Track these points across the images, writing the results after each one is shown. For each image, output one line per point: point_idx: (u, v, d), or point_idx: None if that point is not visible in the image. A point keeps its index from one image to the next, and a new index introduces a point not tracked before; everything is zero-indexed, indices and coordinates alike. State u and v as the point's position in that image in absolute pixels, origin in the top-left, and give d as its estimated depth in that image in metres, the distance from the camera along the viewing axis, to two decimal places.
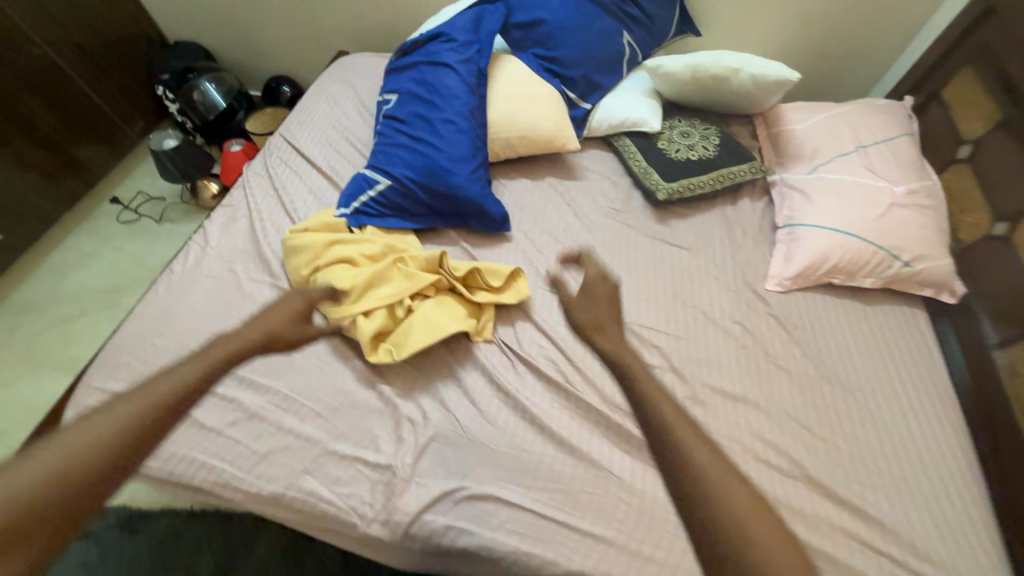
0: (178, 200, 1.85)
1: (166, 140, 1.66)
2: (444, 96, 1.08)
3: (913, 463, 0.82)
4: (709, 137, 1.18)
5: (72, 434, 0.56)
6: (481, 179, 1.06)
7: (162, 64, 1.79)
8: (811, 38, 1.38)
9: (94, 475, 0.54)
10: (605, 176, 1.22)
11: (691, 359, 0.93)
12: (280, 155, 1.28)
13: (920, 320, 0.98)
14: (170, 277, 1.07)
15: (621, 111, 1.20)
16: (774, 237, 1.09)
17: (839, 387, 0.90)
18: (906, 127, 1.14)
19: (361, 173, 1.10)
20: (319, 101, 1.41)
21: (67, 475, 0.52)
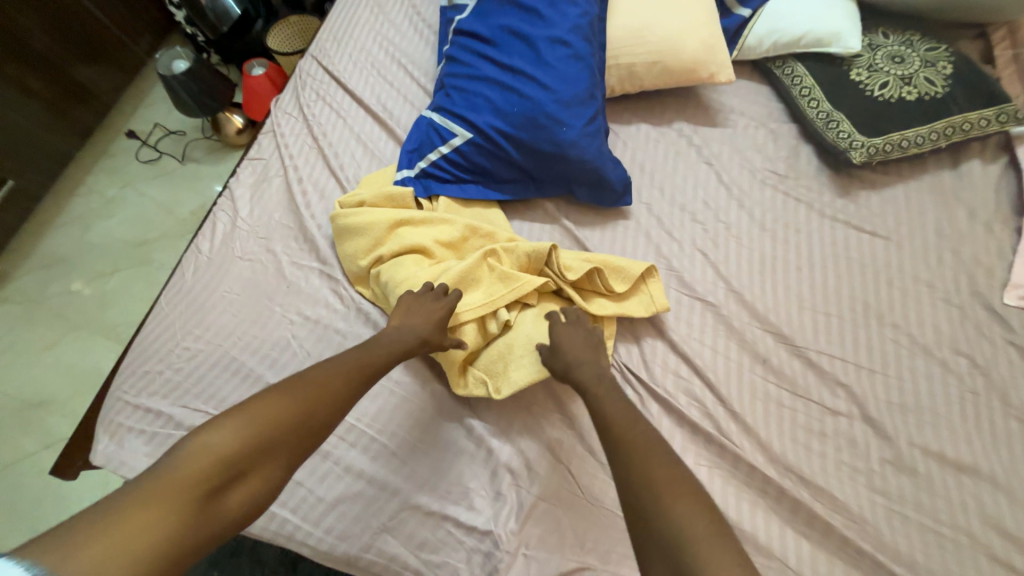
0: (200, 135, 1.59)
1: (177, 61, 1.36)
2: (551, 3, 0.76)
3: None
4: (936, 64, 0.79)
5: (278, 390, 0.51)
6: (598, 130, 0.77)
7: None
8: None
9: (325, 421, 0.52)
10: (759, 121, 0.86)
11: (892, 405, 0.67)
12: (314, 86, 0.97)
13: None
14: (197, 257, 0.85)
15: (799, 22, 0.82)
16: (1018, 223, 0.75)
17: None
18: None
19: (428, 119, 0.81)
20: (359, 7, 1.05)
21: (310, 413, 0.51)
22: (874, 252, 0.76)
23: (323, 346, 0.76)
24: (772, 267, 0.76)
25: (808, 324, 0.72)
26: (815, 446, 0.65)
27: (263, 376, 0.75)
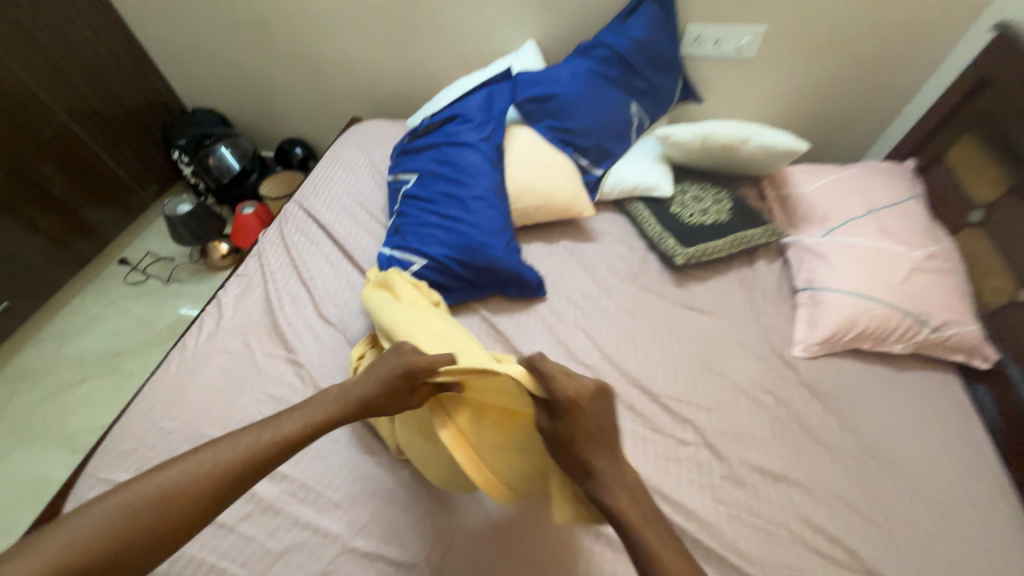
0: (187, 260, 1.85)
1: (181, 204, 1.67)
2: (469, 173, 1.11)
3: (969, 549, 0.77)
4: (721, 201, 1.20)
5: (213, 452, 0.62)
6: (515, 249, 1.09)
7: (180, 131, 1.84)
8: (809, 103, 1.44)
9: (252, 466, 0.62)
10: (619, 239, 1.22)
11: (725, 434, 0.89)
12: (296, 223, 1.29)
13: (953, 386, 0.96)
14: (182, 352, 1.04)
15: (633, 177, 1.23)
16: (794, 300, 1.09)
17: (881, 463, 0.86)
18: (912, 188, 1.16)
19: (389, 255, 1.09)
20: (334, 169, 1.43)
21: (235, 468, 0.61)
22: (703, 324, 1.05)
23: None
24: (634, 337, 1.03)
25: (662, 377, 0.97)
26: (672, 470, 0.85)
27: None
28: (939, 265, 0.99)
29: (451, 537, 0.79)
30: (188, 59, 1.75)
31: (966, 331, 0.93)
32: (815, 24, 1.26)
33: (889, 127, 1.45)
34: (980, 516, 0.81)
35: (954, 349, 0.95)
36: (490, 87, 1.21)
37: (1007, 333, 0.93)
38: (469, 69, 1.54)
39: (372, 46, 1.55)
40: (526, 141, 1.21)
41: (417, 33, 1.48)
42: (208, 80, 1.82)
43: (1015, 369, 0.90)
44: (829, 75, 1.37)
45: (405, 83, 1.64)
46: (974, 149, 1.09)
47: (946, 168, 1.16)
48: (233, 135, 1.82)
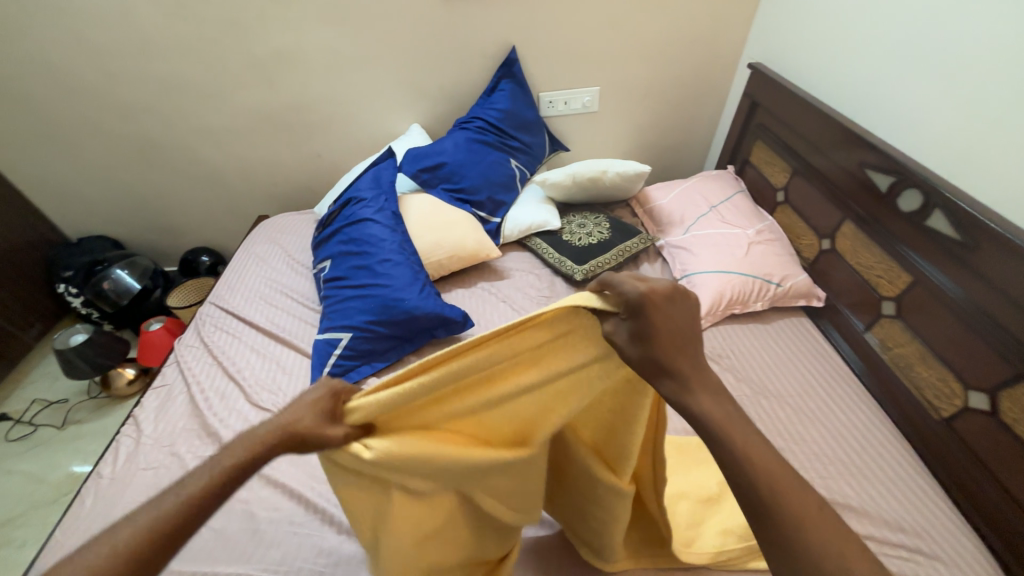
0: (85, 396, 1.68)
1: (75, 335, 1.55)
2: (372, 243, 1.21)
3: (854, 448, 0.94)
4: (601, 223, 1.43)
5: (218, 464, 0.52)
6: (430, 294, 1.17)
7: (66, 262, 1.76)
8: (651, 137, 1.80)
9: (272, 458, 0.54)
10: (527, 271, 1.38)
11: None
12: (213, 322, 1.28)
13: (808, 326, 1.19)
14: (98, 483, 0.96)
15: (526, 218, 1.43)
16: None
17: (774, 399, 1.03)
18: (735, 186, 1.48)
19: (321, 338, 1.14)
20: (246, 265, 1.46)
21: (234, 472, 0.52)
22: None
23: (226, 517, 0.88)
24: None
25: None
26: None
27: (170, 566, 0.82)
28: (768, 237, 1.28)
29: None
30: (71, 190, 1.72)
31: (798, 280, 1.20)
32: (634, 79, 1.62)
33: (712, 146, 1.85)
34: (855, 419, 0.99)
35: (797, 296, 1.20)
36: (376, 167, 1.35)
37: (827, 275, 1.20)
38: (365, 155, 1.71)
39: (269, 149, 1.66)
40: (425, 204, 1.36)
41: (311, 132, 1.63)
42: (94, 208, 1.77)
43: (840, 300, 1.16)
44: (657, 116, 1.74)
45: (306, 177, 1.75)
46: (764, 150, 1.44)
47: (754, 167, 1.51)
48: (129, 255, 1.76)
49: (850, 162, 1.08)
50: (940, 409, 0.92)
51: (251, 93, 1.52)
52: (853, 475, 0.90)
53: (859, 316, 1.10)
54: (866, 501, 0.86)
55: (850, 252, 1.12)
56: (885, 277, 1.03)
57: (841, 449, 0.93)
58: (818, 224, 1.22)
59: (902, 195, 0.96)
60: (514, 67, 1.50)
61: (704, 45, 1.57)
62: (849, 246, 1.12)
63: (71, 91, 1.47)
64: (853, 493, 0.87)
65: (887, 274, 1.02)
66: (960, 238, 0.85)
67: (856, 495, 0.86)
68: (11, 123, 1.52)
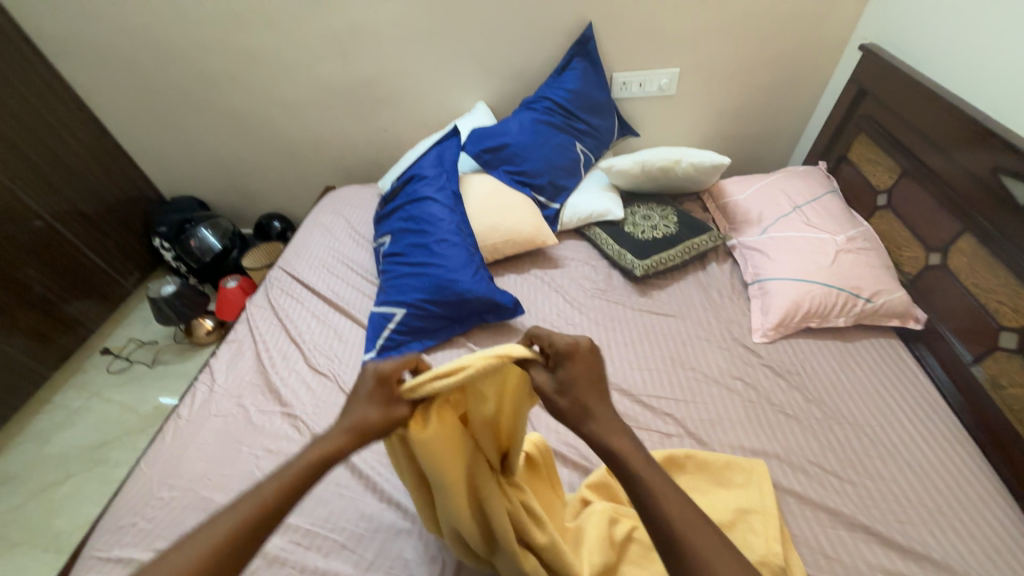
0: (172, 340, 1.87)
1: (164, 286, 1.71)
2: (431, 222, 1.21)
3: (943, 493, 0.83)
4: (668, 216, 1.34)
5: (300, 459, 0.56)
6: (483, 277, 1.16)
7: (161, 218, 1.94)
8: (732, 125, 1.65)
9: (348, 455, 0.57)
10: (584, 261, 1.33)
11: (705, 422, 0.96)
12: (280, 286, 1.36)
13: (899, 349, 1.05)
14: (177, 423, 1.07)
15: (587, 206, 1.37)
16: (747, 294, 1.20)
17: (848, 426, 0.93)
18: (827, 185, 1.33)
19: (376, 311, 1.18)
20: (313, 233, 1.53)
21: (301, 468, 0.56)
22: (668, 326, 1.15)
23: None
24: (607, 345, 1.11)
25: (640, 378, 1.04)
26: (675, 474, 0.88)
27: None
28: (861, 245, 1.14)
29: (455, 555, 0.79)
30: (167, 153, 1.88)
31: (894, 297, 1.06)
32: (719, 60, 1.48)
33: (802, 138, 1.67)
34: (946, 460, 0.87)
35: (890, 315, 1.07)
36: (439, 145, 1.34)
37: (930, 294, 1.05)
38: (430, 132, 1.72)
39: (340, 122, 1.71)
40: (485, 186, 1.34)
41: (380, 107, 1.66)
42: (186, 170, 1.93)
43: (943, 324, 1.01)
44: (742, 102, 1.59)
45: (373, 152, 1.80)
46: (868, 145, 1.27)
47: (852, 164, 1.34)
48: (213, 216, 1.91)
49: (979, 166, 0.92)
50: None
51: (327, 66, 1.56)
52: (937, 523, 0.80)
53: (967, 345, 0.96)
54: (950, 555, 0.76)
55: (964, 271, 0.97)
56: (1008, 304, 0.88)
57: (925, 493, 0.83)
58: (927, 235, 1.06)
59: None
60: (589, 44, 1.42)
61: (807, 22, 1.39)
62: (965, 265, 0.97)
63: (170, 61, 1.58)
64: (934, 544, 0.77)
65: (1011, 301, 0.87)
66: None
67: (938, 547, 0.77)
68: (121, 89, 1.68)
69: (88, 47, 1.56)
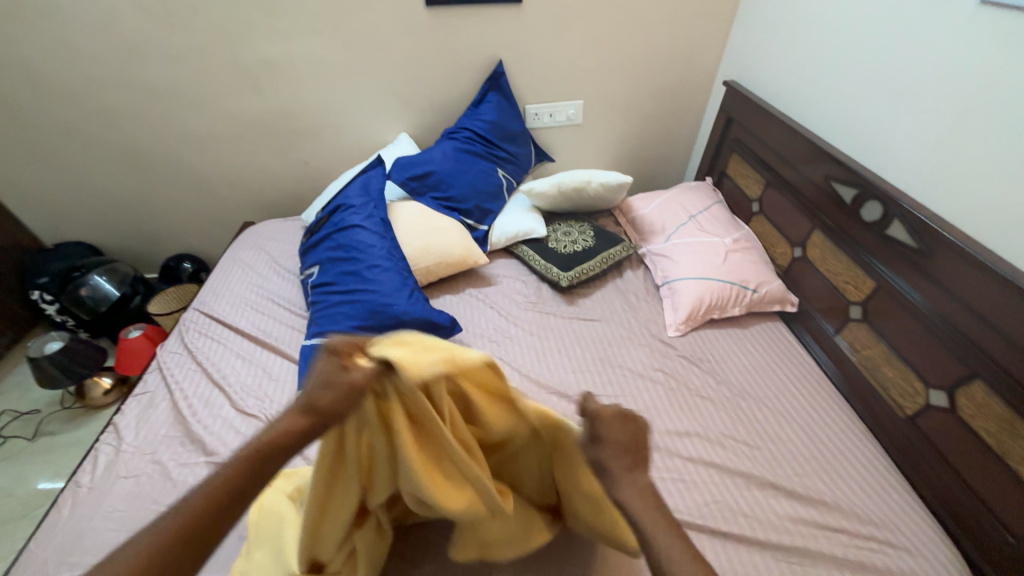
0: (58, 407, 1.62)
1: (49, 342, 1.51)
2: (361, 249, 1.22)
3: (827, 446, 0.99)
4: (585, 231, 1.47)
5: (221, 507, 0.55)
6: (419, 299, 1.18)
7: (40, 268, 1.70)
8: (632, 150, 1.86)
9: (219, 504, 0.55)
10: (515, 278, 1.41)
11: (634, 412, 1.05)
12: (198, 328, 1.26)
13: (782, 329, 1.25)
14: (75, 493, 0.94)
15: (512, 226, 1.46)
16: (659, 295, 1.35)
17: (751, 400, 1.07)
18: (714, 196, 1.55)
19: (308, 344, 1.14)
20: (231, 271, 1.44)
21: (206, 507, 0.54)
22: (596, 329, 1.25)
23: None
24: (544, 353, 1.18)
25: (574, 380, 1.12)
26: None
27: None
28: (744, 245, 1.34)
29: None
30: (48, 197, 1.68)
31: (773, 286, 1.26)
32: (616, 94, 1.69)
33: (690, 160, 1.94)
34: (827, 418, 1.04)
35: (772, 302, 1.26)
36: (365, 175, 1.36)
37: (799, 281, 1.26)
38: (353, 163, 1.73)
39: (256, 157, 1.67)
40: (414, 212, 1.38)
41: (299, 140, 1.64)
42: (72, 215, 1.74)
43: (811, 305, 1.22)
44: (638, 130, 1.81)
45: (295, 185, 1.76)
46: (739, 162, 1.51)
47: (730, 179, 1.58)
48: (108, 261, 1.73)
49: (818, 176, 1.15)
50: (905, 407, 0.97)
51: (240, 101, 1.53)
52: (825, 470, 0.95)
53: (830, 320, 1.16)
54: (838, 495, 0.91)
55: (819, 260, 1.18)
56: (852, 283, 1.09)
57: (814, 446, 0.98)
58: (790, 233, 1.29)
59: (864, 206, 1.02)
60: (501, 79, 1.55)
61: (682, 62, 1.65)
62: (819, 254, 1.18)
63: (52, 97, 1.45)
64: (826, 489, 0.92)
65: (854, 281, 1.08)
66: (917, 246, 0.91)
67: (830, 491, 0.91)
68: None
69: None
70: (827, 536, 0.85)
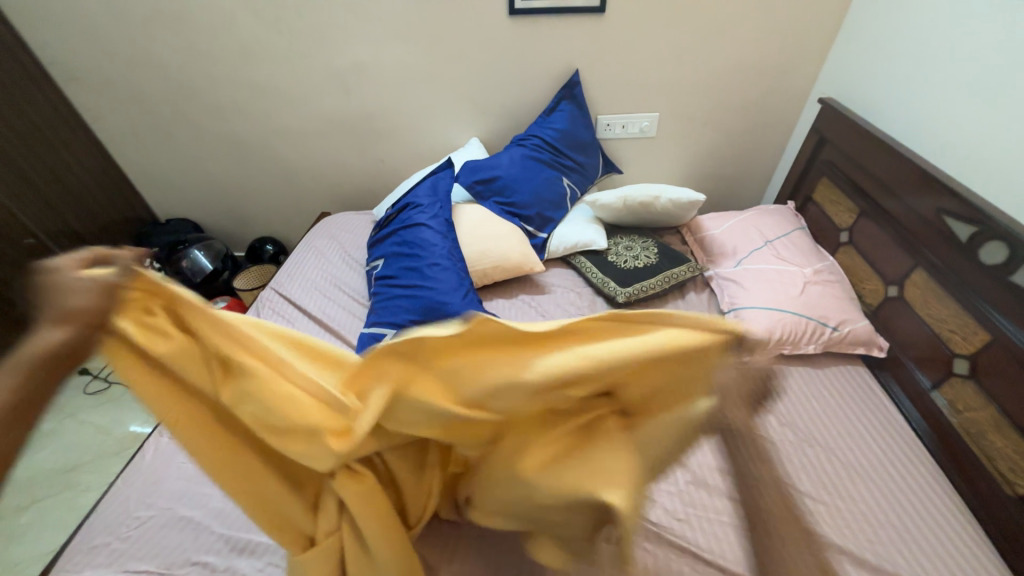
0: None
1: None
2: (424, 247, 1.26)
3: (911, 514, 0.86)
4: (648, 248, 1.42)
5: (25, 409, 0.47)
6: (473, 300, 1.20)
7: (153, 239, 1.94)
8: (707, 167, 1.77)
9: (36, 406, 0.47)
10: (570, 288, 1.38)
11: None
12: (272, 306, 1.37)
13: (864, 375, 1.12)
14: (158, 442, 1.05)
15: (572, 236, 1.44)
16: None
17: (820, 449, 0.97)
18: (795, 221, 1.43)
19: (366, 332, 1.20)
20: (306, 257, 1.56)
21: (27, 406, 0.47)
22: None
23: None
24: None
25: None
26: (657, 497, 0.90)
27: (210, 529, 0.88)
28: (827, 277, 1.22)
29: (427, 557, 0.79)
30: (166, 179, 1.92)
31: (858, 326, 1.13)
32: (695, 108, 1.62)
33: (771, 180, 1.80)
34: (913, 482, 0.91)
35: (856, 343, 1.14)
36: (435, 175, 1.41)
37: (891, 324, 1.12)
38: (424, 164, 1.80)
39: (338, 153, 1.79)
40: (477, 215, 1.41)
41: (378, 140, 1.74)
42: (183, 196, 1.97)
43: (903, 352, 1.08)
44: (716, 146, 1.72)
45: (370, 181, 1.87)
46: (829, 186, 1.38)
47: (816, 205, 1.45)
48: (207, 238, 1.94)
49: (926, 208, 1.02)
50: (1018, 485, 0.82)
51: (331, 101, 1.65)
52: (907, 543, 0.83)
53: (927, 372, 1.02)
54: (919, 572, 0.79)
55: (919, 302, 1.05)
56: (959, 333, 0.95)
57: (894, 513, 0.87)
58: (884, 269, 1.15)
59: (984, 246, 0.89)
60: (575, 89, 1.54)
61: (771, 77, 1.54)
62: (919, 296, 1.04)
63: (178, 91, 1.66)
64: (905, 564, 0.80)
65: (962, 330, 0.94)
66: None
67: (910, 568, 0.79)
68: (125, 116, 1.73)
69: (99, 76, 1.62)
70: None
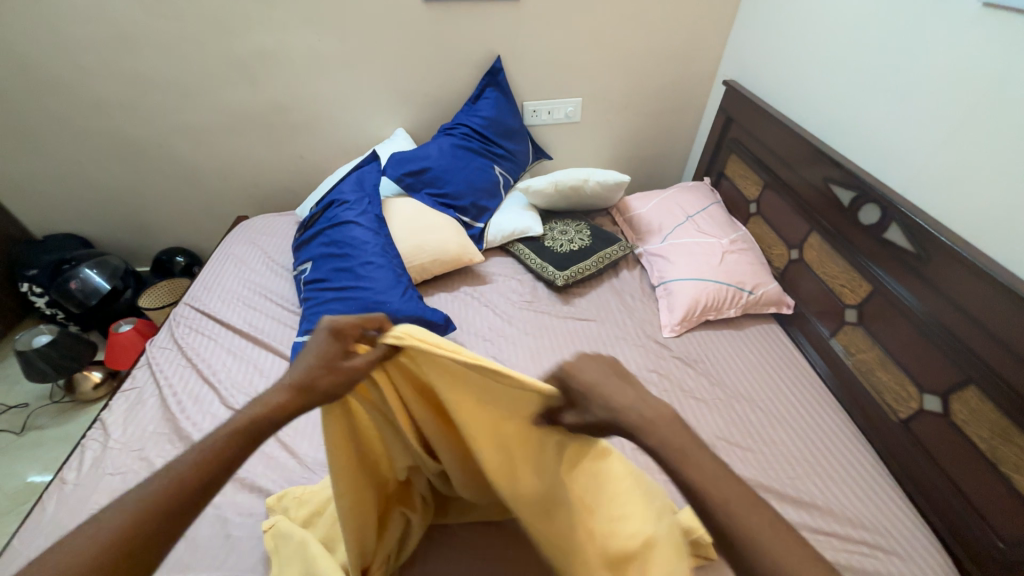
0: (48, 401, 1.61)
1: (38, 336, 1.49)
2: (355, 245, 1.21)
3: (820, 448, 0.99)
4: (582, 230, 1.46)
5: None
6: (413, 297, 1.17)
7: (30, 260, 1.68)
8: (630, 149, 1.85)
9: None
10: (510, 276, 1.39)
11: None
12: (188, 323, 1.25)
13: (777, 331, 1.25)
14: (61, 491, 0.92)
15: (508, 224, 1.45)
16: (655, 295, 1.34)
17: (745, 402, 1.07)
18: (711, 196, 1.54)
19: (299, 340, 1.13)
20: (224, 266, 1.43)
21: None
22: (592, 329, 1.24)
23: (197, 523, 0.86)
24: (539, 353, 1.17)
25: None
26: None
27: None
28: (741, 246, 1.33)
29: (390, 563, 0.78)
30: (39, 190, 1.66)
31: (770, 288, 1.25)
32: (615, 92, 1.68)
33: (688, 159, 1.93)
34: (819, 420, 1.04)
35: (769, 303, 1.26)
36: (359, 170, 1.35)
37: (796, 284, 1.26)
38: (349, 158, 1.71)
39: (249, 151, 1.65)
40: (409, 208, 1.37)
41: (294, 134, 1.62)
42: (64, 209, 1.72)
43: (807, 307, 1.22)
44: (637, 129, 1.80)
45: (289, 179, 1.74)
46: (738, 163, 1.50)
47: (728, 180, 1.58)
48: (100, 254, 1.71)
49: (816, 177, 1.15)
50: (899, 411, 0.97)
51: (234, 94, 1.51)
52: (818, 474, 0.94)
53: (826, 323, 1.16)
54: (828, 497, 0.91)
55: (816, 262, 1.18)
56: (848, 286, 1.08)
57: (807, 449, 0.98)
58: (787, 234, 1.28)
59: (862, 209, 1.02)
60: (498, 75, 1.53)
61: (681, 61, 1.64)
62: (816, 257, 1.18)
63: (42, 87, 1.43)
64: (818, 492, 0.91)
65: (850, 284, 1.08)
66: (915, 251, 0.91)
67: (822, 495, 0.91)
68: None
69: None
70: (819, 540, 0.85)
